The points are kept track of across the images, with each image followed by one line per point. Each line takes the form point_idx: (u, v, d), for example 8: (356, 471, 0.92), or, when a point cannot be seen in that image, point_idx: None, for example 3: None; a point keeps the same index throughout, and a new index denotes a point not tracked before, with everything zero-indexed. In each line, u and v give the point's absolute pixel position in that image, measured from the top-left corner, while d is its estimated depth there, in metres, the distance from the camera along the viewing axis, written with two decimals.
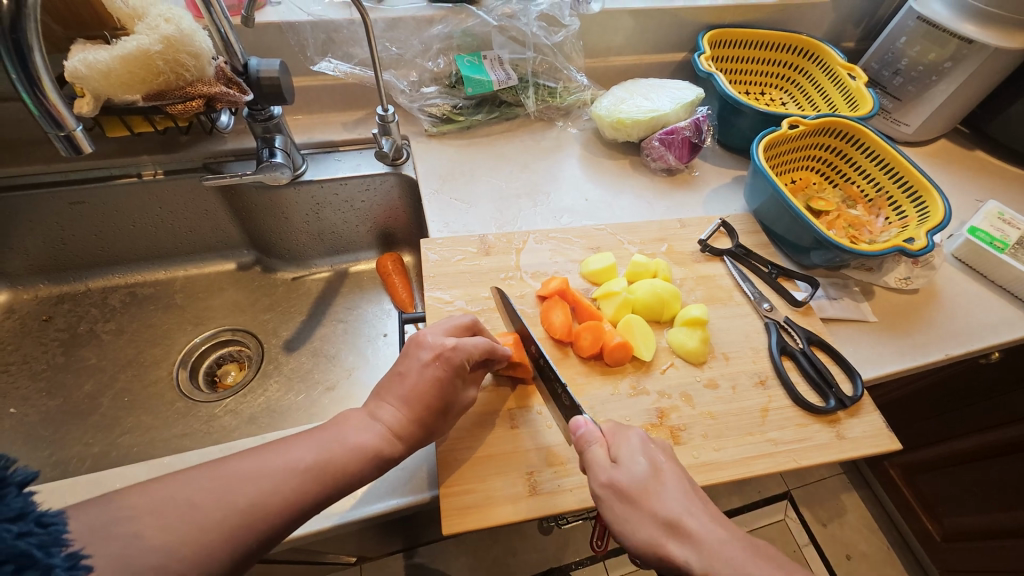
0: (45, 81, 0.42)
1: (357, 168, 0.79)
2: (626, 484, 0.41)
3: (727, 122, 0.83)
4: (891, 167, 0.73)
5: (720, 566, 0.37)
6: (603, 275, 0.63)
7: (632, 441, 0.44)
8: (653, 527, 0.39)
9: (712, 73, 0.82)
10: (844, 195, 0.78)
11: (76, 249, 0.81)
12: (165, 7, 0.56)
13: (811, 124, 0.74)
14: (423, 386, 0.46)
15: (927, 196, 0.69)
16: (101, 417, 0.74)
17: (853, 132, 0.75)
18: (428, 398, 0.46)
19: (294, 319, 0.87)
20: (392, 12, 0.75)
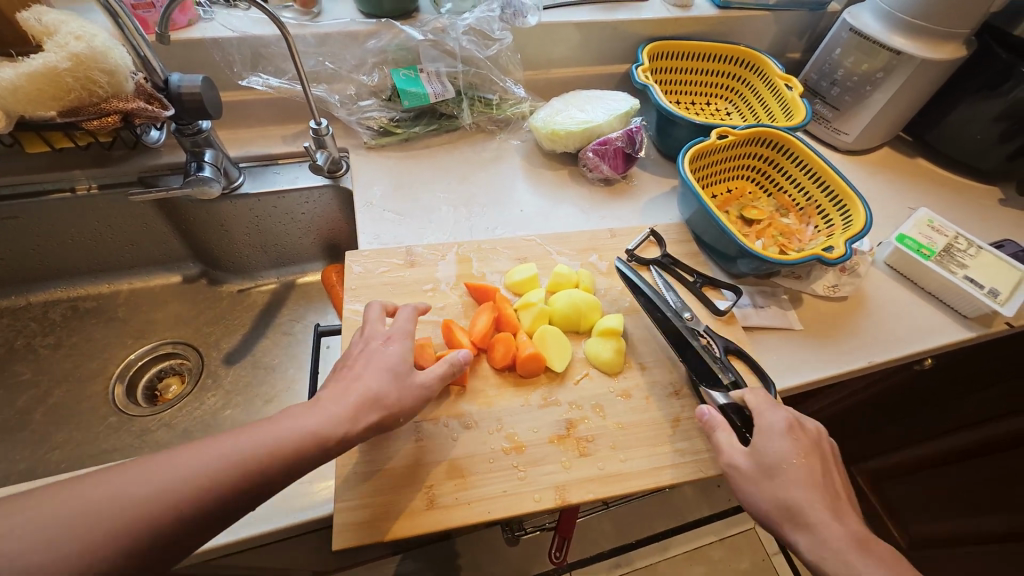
0: None
1: (295, 181, 0.80)
2: (751, 466, 0.47)
3: (665, 133, 0.84)
4: (819, 176, 0.74)
5: (827, 552, 0.42)
6: (525, 285, 0.64)
7: (774, 428, 0.48)
8: (771, 503, 0.45)
9: (647, 84, 0.83)
10: (777, 204, 0.78)
11: (14, 263, 0.81)
12: (77, 25, 0.56)
13: (740, 134, 0.74)
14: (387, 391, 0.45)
15: (850, 205, 0.70)
16: (31, 432, 0.73)
17: (782, 142, 0.76)
18: (380, 403, 0.44)
19: (237, 331, 0.87)
20: (322, 28, 0.76)
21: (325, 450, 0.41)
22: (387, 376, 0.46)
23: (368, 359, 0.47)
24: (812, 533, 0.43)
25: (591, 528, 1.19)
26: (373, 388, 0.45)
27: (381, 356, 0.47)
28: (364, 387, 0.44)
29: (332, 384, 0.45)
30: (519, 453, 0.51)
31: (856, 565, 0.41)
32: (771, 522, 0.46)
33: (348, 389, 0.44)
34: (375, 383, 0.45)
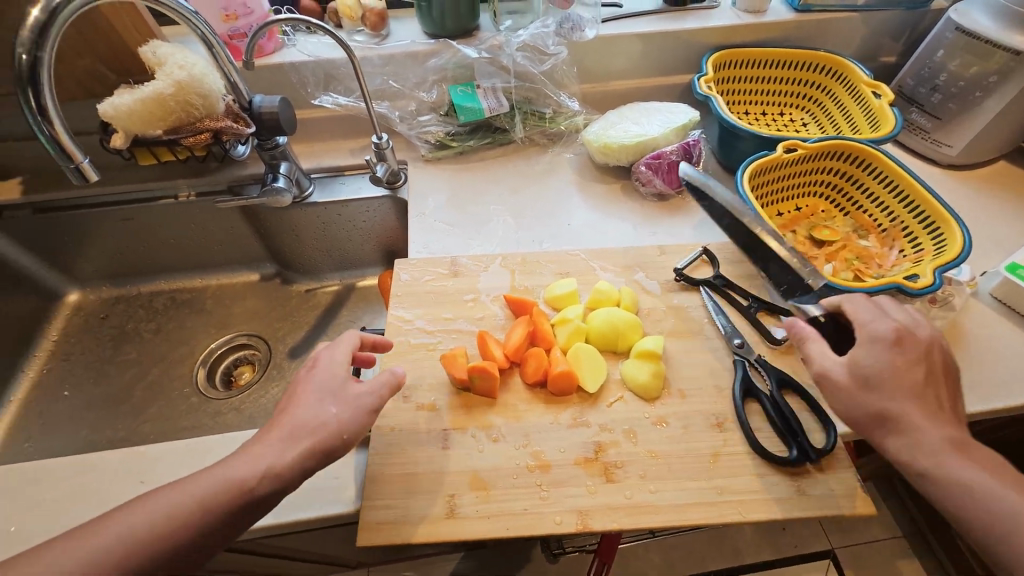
0: (55, 119, 0.48)
1: (358, 191, 0.86)
2: (844, 377, 0.47)
3: (728, 146, 0.79)
4: (906, 194, 0.66)
5: (921, 454, 0.44)
6: (565, 300, 0.63)
7: (871, 336, 0.48)
8: (862, 411, 0.46)
9: (710, 95, 0.79)
10: (855, 224, 0.71)
11: (129, 258, 0.95)
12: (182, 56, 0.65)
13: (812, 148, 0.69)
14: (309, 423, 0.45)
15: (945, 227, 0.62)
16: (131, 404, 0.85)
17: (863, 155, 0.69)
18: (303, 433, 0.44)
19: (302, 327, 0.95)
20: (387, 49, 0.81)
21: (259, 486, 0.43)
22: (311, 407, 0.46)
23: (298, 394, 0.47)
24: (906, 436, 0.44)
25: (637, 556, 1.12)
26: (303, 419, 0.45)
27: (307, 389, 0.47)
28: (293, 420, 0.45)
29: (266, 425, 0.46)
30: (543, 472, 0.50)
31: (950, 467, 0.43)
32: (862, 429, 0.46)
33: (277, 426, 0.45)
34: (295, 420, 0.45)
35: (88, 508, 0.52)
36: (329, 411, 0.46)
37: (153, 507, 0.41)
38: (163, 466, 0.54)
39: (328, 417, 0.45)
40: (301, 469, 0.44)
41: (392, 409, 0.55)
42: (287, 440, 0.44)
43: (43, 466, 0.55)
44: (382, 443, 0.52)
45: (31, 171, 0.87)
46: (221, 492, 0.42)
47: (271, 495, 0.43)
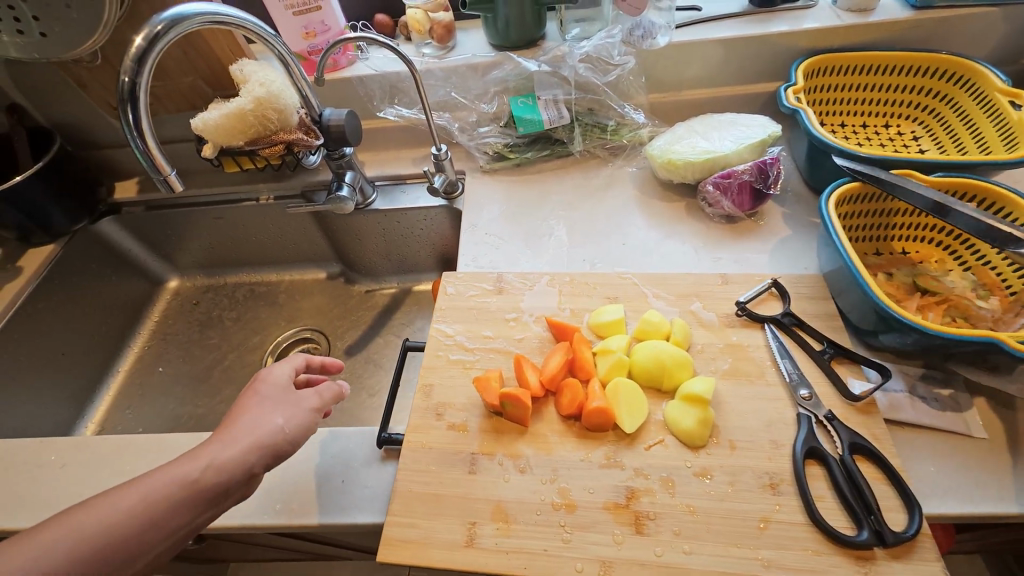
0: (148, 133, 0.53)
1: (417, 200, 0.88)
2: None
3: (817, 166, 0.71)
4: None
5: None
6: (611, 328, 0.60)
7: None
8: None
9: (798, 109, 0.70)
10: (977, 281, 0.60)
11: (219, 252, 1.05)
12: (263, 74, 0.70)
13: (923, 184, 0.60)
14: (261, 428, 0.47)
15: None
16: (210, 384, 0.94)
17: (989, 195, 0.59)
18: (259, 437, 0.47)
19: (360, 326, 1.00)
20: (449, 62, 0.82)
21: (216, 482, 0.44)
22: (261, 415, 0.48)
23: (242, 407, 0.49)
24: None
25: None
26: (254, 425, 0.48)
27: (254, 402, 0.50)
28: (245, 426, 0.47)
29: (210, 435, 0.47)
30: (568, 513, 0.48)
31: None
32: None
33: (222, 432, 0.47)
34: (249, 427, 0.47)
35: None
36: (281, 416, 0.49)
37: (123, 500, 0.41)
38: None
39: (279, 421, 0.49)
40: (249, 464, 0.46)
41: (424, 426, 0.55)
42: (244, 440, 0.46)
43: (129, 439, 0.62)
44: (412, 459, 0.53)
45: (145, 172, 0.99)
46: (176, 488, 0.42)
47: (219, 494, 0.44)
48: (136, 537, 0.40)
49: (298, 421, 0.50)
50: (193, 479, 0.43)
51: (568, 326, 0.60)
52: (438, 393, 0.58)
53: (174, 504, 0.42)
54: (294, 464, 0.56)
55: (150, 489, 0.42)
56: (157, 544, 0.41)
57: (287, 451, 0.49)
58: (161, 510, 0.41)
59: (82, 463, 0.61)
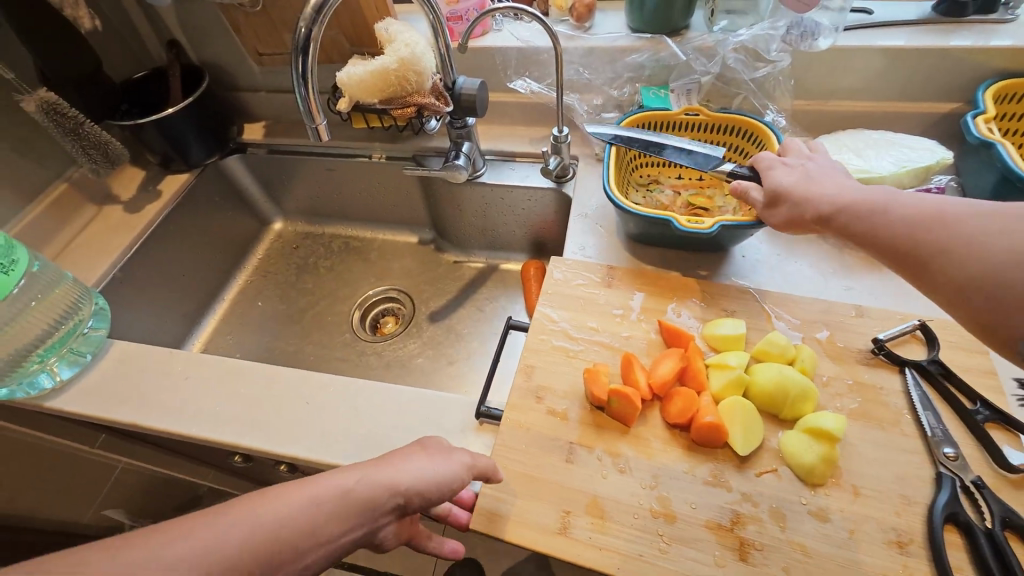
0: (310, 81, 0.55)
1: (525, 179, 0.87)
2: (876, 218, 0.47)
3: (1002, 202, 0.62)
4: None
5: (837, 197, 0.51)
6: (727, 342, 0.57)
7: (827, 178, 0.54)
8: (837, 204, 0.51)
9: (991, 140, 0.62)
10: None
11: (324, 202, 1.10)
12: (409, 35, 0.71)
13: None
14: (412, 469, 0.46)
15: None
16: (302, 326, 1.00)
17: None
18: (410, 481, 0.45)
19: (444, 295, 1.02)
20: (590, 41, 0.79)
21: (355, 510, 0.43)
22: (418, 462, 0.46)
23: (400, 450, 0.48)
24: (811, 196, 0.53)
25: None
26: (414, 468, 0.46)
27: (415, 447, 0.48)
28: (406, 465, 0.46)
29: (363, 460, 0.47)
30: (667, 523, 0.46)
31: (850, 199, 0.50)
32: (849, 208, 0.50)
33: (387, 461, 0.46)
34: (403, 468, 0.46)
35: (266, 411, 0.62)
36: (433, 462, 0.47)
37: (280, 504, 0.41)
38: (325, 395, 0.63)
39: (437, 468, 0.47)
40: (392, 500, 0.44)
41: (523, 406, 0.55)
42: (395, 478, 0.45)
43: (243, 366, 0.67)
44: (509, 435, 0.53)
45: (272, 118, 1.05)
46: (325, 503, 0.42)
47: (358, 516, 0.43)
48: (286, 545, 0.40)
49: (450, 478, 0.47)
50: (345, 491, 0.43)
51: (683, 332, 0.58)
52: (539, 376, 0.57)
53: (325, 515, 0.42)
54: (402, 418, 0.59)
55: (314, 495, 0.42)
56: (300, 556, 0.41)
57: (429, 501, 0.47)
58: (315, 521, 0.41)
59: (202, 379, 0.66)
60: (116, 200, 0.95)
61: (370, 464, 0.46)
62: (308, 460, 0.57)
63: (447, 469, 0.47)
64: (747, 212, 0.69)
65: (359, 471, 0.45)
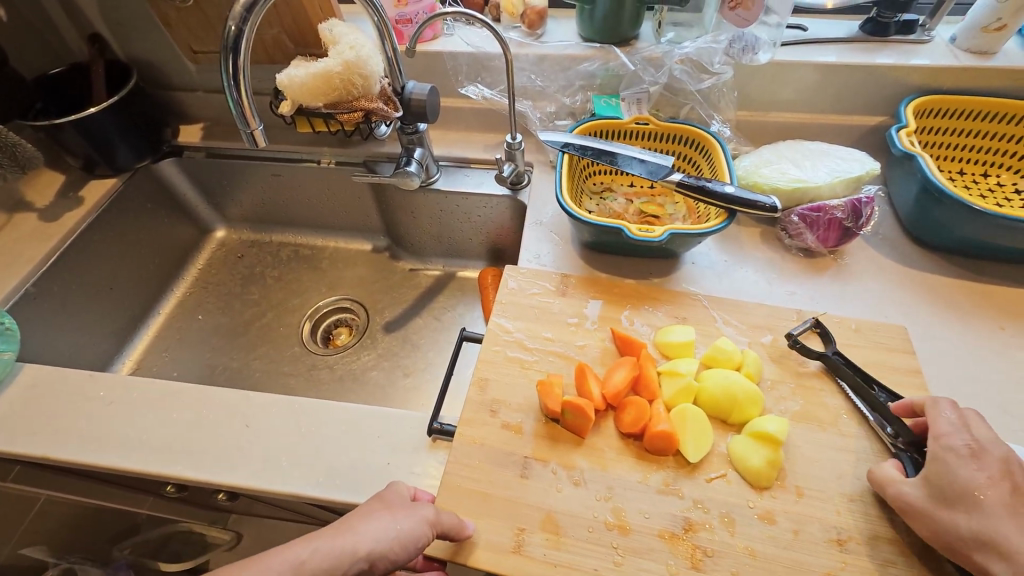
0: (243, 83, 0.52)
1: (480, 186, 0.86)
2: None
3: (923, 210, 0.67)
4: None
5: None
6: (678, 350, 0.58)
7: None
8: None
9: (913, 153, 0.66)
10: None
11: (269, 208, 1.05)
12: (354, 38, 0.68)
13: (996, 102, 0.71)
14: (370, 535, 0.44)
15: None
16: (247, 340, 0.94)
17: None
18: (370, 547, 0.44)
19: (400, 304, 0.99)
20: (542, 48, 0.79)
21: None
22: (377, 526, 0.44)
23: (361, 512, 0.46)
24: None
25: None
26: (370, 532, 0.44)
27: (375, 504, 0.47)
28: (362, 529, 0.44)
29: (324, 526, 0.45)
30: (622, 534, 0.46)
31: None
32: None
33: (343, 526, 0.45)
34: (361, 534, 0.44)
35: (198, 439, 0.57)
36: (392, 524, 0.44)
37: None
38: (266, 417, 0.59)
39: (396, 529, 0.44)
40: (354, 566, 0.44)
41: (477, 420, 0.54)
42: (354, 546, 0.44)
43: (174, 389, 0.62)
44: (463, 452, 0.52)
45: (212, 119, 0.99)
46: None
47: None
48: None
49: (413, 541, 0.45)
50: (301, 563, 0.43)
51: (632, 340, 0.58)
52: (493, 389, 0.56)
53: None
54: (350, 439, 0.56)
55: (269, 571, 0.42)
56: None
57: (396, 560, 0.45)
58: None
59: (126, 405, 0.61)
60: (30, 207, 0.86)
61: (328, 533, 0.44)
62: (248, 488, 0.54)
63: (408, 533, 0.44)
64: (696, 220, 0.70)
65: (317, 544, 0.44)
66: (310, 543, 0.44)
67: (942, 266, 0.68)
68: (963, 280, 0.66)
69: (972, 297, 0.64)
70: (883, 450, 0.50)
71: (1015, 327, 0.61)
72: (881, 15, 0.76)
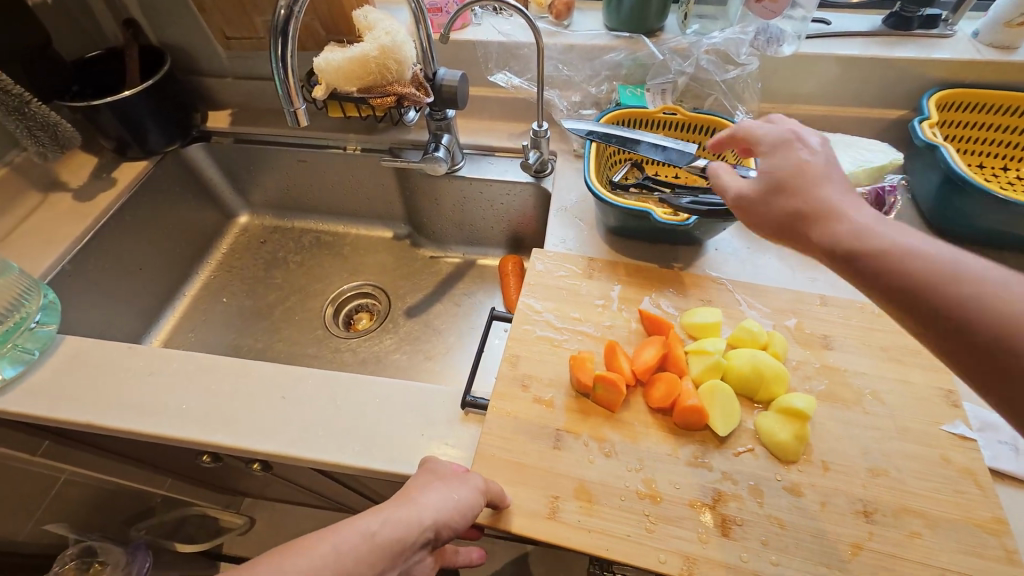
0: (290, 63, 0.54)
1: (504, 174, 0.87)
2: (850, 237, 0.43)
3: (945, 202, 0.68)
4: None
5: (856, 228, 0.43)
6: (705, 330, 0.59)
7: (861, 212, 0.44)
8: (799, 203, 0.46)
9: (936, 144, 0.67)
10: None
11: (293, 195, 1.06)
12: (389, 24, 0.70)
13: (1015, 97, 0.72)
14: (436, 506, 0.45)
15: None
16: (271, 322, 0.96)
17: None
18: (435, 517, 0.44)
19: (420, 291, 1.00)
20: (570, 38, 0.80)
21: (389, 549, 0.42)
22: (439, 497, 0.45)
23: (418, 485, 0.46)
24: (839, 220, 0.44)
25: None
26: (433, 500, 0.45)
27: (428, 476, 0.47)
28: (425, 498, 0.45)
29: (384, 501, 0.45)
30: (653, 503, 0.48)
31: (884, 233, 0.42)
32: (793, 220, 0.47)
33: (404, 498, 0.45)
34: (426, 505, 0.44)
35: (235, 409, 0.59)
36: (453, 492, 0.46)
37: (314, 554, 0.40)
38: (301, 390, 0.60)
39: (458, 497, 0.45)
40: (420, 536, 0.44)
41: (509, 394, 0.55)
42: (421, 515, 0.44)
43: (212, 361, 0.64)
44: (496, 424, 0.53)
45: (239, 105, 1.01)
46: (356, 551, 0.41)
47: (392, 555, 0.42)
48: None
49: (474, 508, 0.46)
50: (374, 533, 0.42)
51: (660, 319, 0.60)
52: (524, 364, 0.58)
53: (358, 561, 0.40)
54: (383, 412, 0.58)
55: (342, 542, 0.41)
56: None
57: (452, 531, 0.46)
58: (346, 570, 0.40)
59: (166, 376, 0.62)
60: (64, 187, 0.88)
61: (393, 506, 0.44)
62: (287, 456, 0.55)
63: (469, 500, 0.46)
64: None
65: (384, 516, 0.43)
66: (376, 515, 0.44)
67: None
68: None
69: None
70: (907, 429, 0.52)
71: None
72: (905, 9, 0.77)
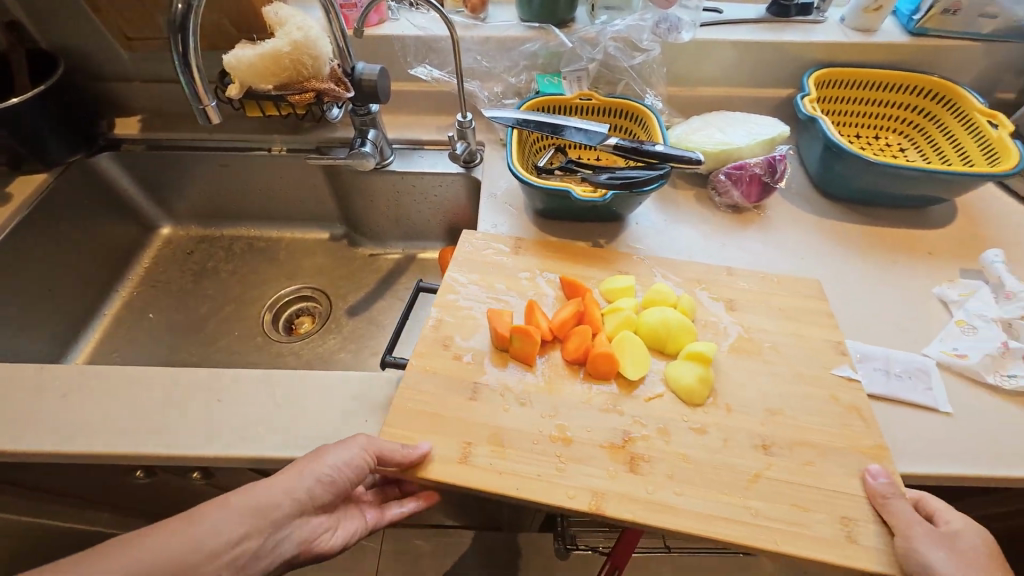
0: (193, 60, 0.53)
1: (434, 166, 0.89)
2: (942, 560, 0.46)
3: (828, 167, 0.77)
4: (971, 118, 0.77)
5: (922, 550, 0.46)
6: (621, 294, 0.64)
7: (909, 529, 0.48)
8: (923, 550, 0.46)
9: (815, 116, 0.76)
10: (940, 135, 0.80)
11: (218, 201, 1.03)
12: (300, 19, 0.69)
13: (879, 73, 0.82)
14: (324, 464, 0.48)
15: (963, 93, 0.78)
16: (205, 334, 0.92)
17: (939, 90, 0.81)
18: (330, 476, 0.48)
19: (362, 289, 1.00)
20: (485, 31, 0.83)
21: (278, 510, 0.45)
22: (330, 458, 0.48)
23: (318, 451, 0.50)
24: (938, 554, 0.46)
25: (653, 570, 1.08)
26: (324, 461, 0.48)
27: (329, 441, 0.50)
28: (316, 460, 0.48)
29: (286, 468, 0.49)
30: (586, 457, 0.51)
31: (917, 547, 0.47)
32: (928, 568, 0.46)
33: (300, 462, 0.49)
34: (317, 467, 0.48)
35: (166, 419, 0.57)
36: (341, 450, 0.49)
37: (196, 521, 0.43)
38: (236, 392, 0.59)
39: (346, 455, 0.48)
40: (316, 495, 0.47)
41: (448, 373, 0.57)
42: (313, 476, 0.47)
43: (136, 373, 0.61)
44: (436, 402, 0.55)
45: (149, 111, 0.96)
46: (243, 513, 0.45)
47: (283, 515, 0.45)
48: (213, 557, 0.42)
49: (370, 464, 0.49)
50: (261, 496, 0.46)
51: (578, 286, 0.64)
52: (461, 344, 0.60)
53: (246, 521, 0.44)
54: (324, 404, 0.58)
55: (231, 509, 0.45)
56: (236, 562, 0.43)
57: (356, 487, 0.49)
58: (232, 527, 0.43)
59: (85, 394, 0.59)
60: None
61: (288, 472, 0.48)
62: (227, 459, 0.54)
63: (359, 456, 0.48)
64: None
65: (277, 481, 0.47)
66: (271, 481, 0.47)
67: (846, 214, 0.78)
68: (862, 225, 0.77)
69: (870, 238, 0.75)
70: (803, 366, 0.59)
71: (904, 261, 0.72)
72: None
